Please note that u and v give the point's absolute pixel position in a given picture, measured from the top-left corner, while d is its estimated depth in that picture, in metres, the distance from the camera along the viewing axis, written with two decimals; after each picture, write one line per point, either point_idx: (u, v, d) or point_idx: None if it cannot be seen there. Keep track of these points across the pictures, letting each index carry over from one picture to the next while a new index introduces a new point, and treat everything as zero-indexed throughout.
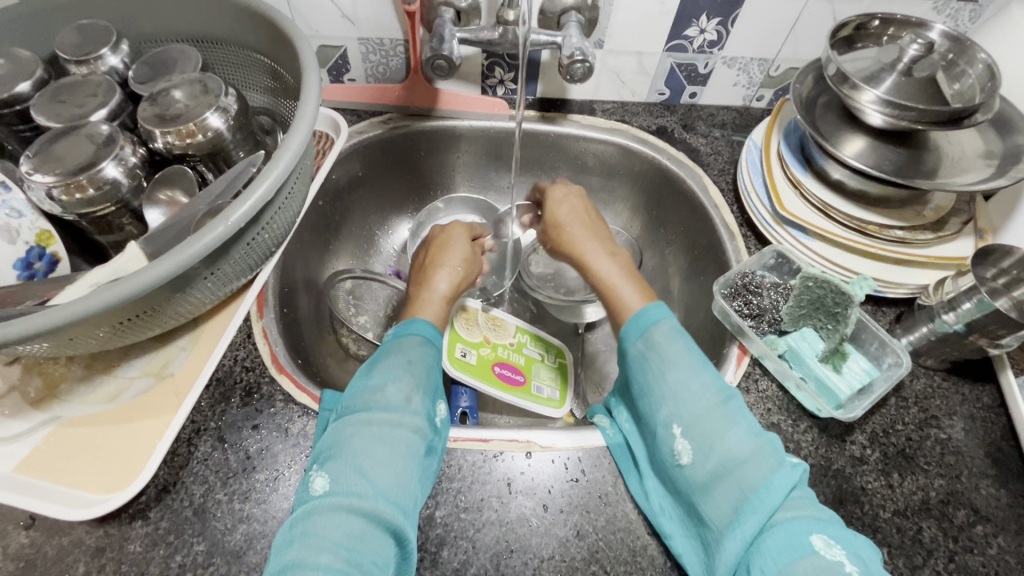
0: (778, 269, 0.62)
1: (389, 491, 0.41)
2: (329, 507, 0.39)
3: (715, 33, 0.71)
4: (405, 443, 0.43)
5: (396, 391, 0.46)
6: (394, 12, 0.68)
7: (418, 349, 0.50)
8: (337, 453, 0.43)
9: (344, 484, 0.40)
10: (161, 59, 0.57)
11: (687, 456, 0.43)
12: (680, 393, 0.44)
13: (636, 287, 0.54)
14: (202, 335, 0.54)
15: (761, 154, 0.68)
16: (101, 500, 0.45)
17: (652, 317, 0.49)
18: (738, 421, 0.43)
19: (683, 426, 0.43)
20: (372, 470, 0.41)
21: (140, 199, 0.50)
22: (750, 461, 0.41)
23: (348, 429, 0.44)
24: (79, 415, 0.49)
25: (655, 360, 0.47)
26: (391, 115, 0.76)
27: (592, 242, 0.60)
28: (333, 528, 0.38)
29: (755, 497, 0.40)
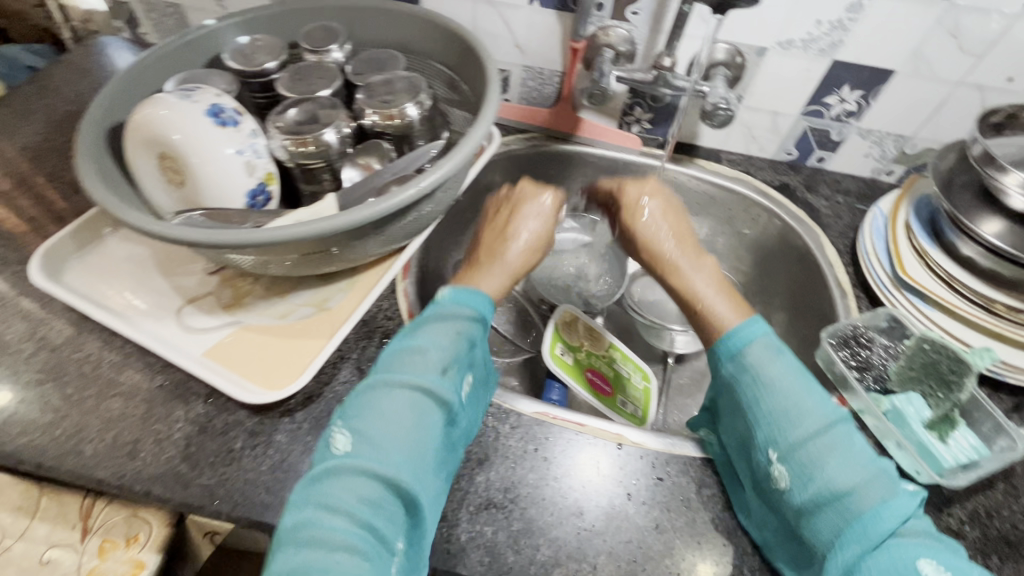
0: (890, 333, 0.62)
1: (408, 461, 0.44)
2: (349, 469, 0.43)
3: (855, 104, 0.74)
4: (427, 417, 0.46)
5: (429, 359, 0.48)
6: (560, 47, 0.78)
7: (461, 321, 0.50)
8: (361, 415, 0.45)
9: (365, 447, 0.44)
10: (375, 59, 0.70)
11: (785, 481, 0.45)
12: (781, 418, 0.46)
13: (731, 301, 0.53)
14: (358, 282, 0.63)
15: (886, 222, 0.69)
16: (264, 392, 0.54)
17: (743, 338, 0.50)
18: (848, 450, 0.44)
19: (780, 452, 0.45)
20: (394, 438, 0.44)
21: (342, 161, 0.62)
22: (861, 488, 0.42)
23: (380, 390, 0.46)
24: (255, 323, 0.60)
25: (752, 380, 0.48)
26: (534, 134, 0.86)
27: (682, 262, 0.58)
28: (352, 489, 0.42)
29: (857, 524, 0.41)
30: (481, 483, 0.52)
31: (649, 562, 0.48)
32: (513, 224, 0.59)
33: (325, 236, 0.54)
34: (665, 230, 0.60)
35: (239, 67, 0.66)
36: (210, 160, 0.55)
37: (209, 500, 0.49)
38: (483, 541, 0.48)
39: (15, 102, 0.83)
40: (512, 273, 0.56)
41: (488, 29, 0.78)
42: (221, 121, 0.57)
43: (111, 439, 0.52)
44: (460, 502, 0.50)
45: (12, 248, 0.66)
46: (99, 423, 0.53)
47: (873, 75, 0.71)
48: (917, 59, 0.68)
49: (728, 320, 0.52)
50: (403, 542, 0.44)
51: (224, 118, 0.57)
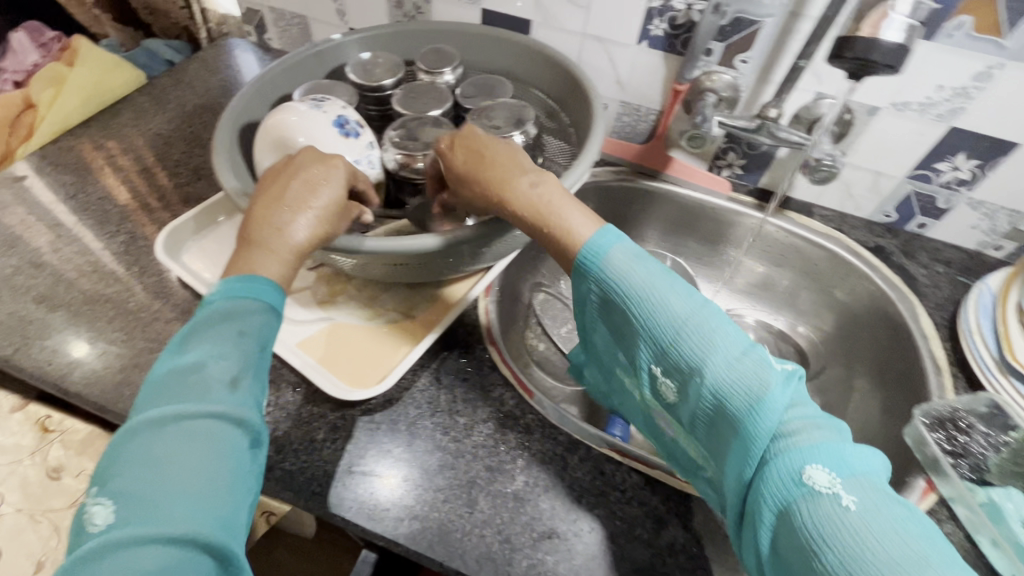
0: (989, 419, 0.58)
1: (196, 502, 0.37)
2: (115, 541, 0.34)
3: (969, 173, 0.71)
4: (223, 442, 0.40)
5: (220, 370, 0.42)
6: (662, 86, 0.79)
7: (244, 312, 0.44)
8: (127, 471, 0.37)
9: (133, 502, 0.36)
10: (484, 84, 0.73)
11: (672, 394, 0.47)
12: (654, 327, 0.46)
13: (581, 210, 0.51)
14: (444, 295, 0.66)
15: (995, 301, 0.66)
16: (348, 390, 0.57)
17: (602, 249, 0.49)
18: (720, 348, 0.43)
19: (665, 368, 0.46)
20: (174, 477, 0.37)
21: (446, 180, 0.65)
22: (737, 392, 0.42)
23: (151, 431, 0.39)
24: (345, 321, 0.63)
25: (626, 291, 0.48)
26: (622, 168, 0.87)
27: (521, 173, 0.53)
28: (132, 565, 0.34)
29: (744, 429, 0.41)
30: (545, 510, 0.52)
31: None
32: (298, 194, 0.50)
33: (425, 252, 0.57)
34: (523, 158, 0.54)
35: (360, 81, 0.71)
36: None
37: (289, 484, 0.52)
38: (544, 570, 0.48)
39: (153, 91, 0.92)
40: (295, 254, 0.49)
41: (593, 63, 0.80)
42: (345, 132, 0.61)
43: None
44: (523, 526, 0.51)
45: (139, 224, 0.73)
46: None
47: (994, 147, 0.68)
48: None
49: (578, 238, 0.50)
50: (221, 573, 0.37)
51: (347, 129, 0.61)
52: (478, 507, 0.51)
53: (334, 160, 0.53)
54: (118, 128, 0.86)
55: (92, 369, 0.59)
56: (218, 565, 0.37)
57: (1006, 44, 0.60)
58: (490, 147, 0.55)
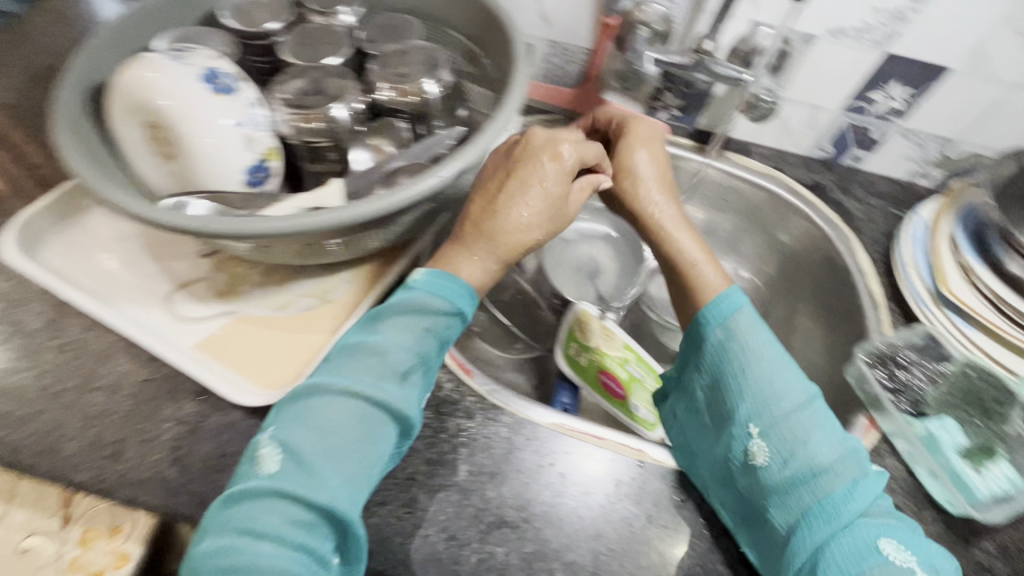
0: (924, 351, 0.59)
1: (348, 484, 0.39)
2: (273, 493, 0.37)
3: (902, 102, 0.70)
4: (378, 431, 0.41)
5: (398, 359, 0.43)
6: (590, 22, 0.72)
7: (442, 312, 0.45)
8: (300, 426, 0.40)
9: (296, 464, 0.38)
10: (389, 25, 0.63)
11: (762, 457, 0.45)
12: (765, 393, 0.47)
13: (714, 267, 0.56)
14: (364, 273, 0.59)
15: (927, 233, 0.66)
16: (260, 394, 0.50)
17: (734, 301, 0.51)
18: (820, 425, 0.45)
19: (761, 427, 0.46)
20: (333, 458, 0.39)
21: (351, 141, 0.55)
22: (828, 468, 0.43)
23: (325, 398, 0.41)
24: (252, 314, 0.55)
25: (738, 350, 0.49)
26: (555, 116, 0.81)
27: (681, 226, 0.59)
28: (263, 522, 0.36)
29: (829, 503, 0.42)
30: (493, 499, 0.48)
31: None
32: (530, 190, 0.49)
33: (341, 228, 0.51)
34: (648, 168, 0.61)
35: (239, 27, 0.60)
36: (203, 132, 0.49)
37: (201, 507, 0.45)
38: (494, 563, 0.45)
39: None
40: (502, 255, 0.49)
41: None
42: (216, 87, 0.50)
43: (90, 437, 0.47)
44: (470, 520, 0.47)
45: None
46: (79, 420, 0.48)
47: (927, 73, 0.66)
48: (977, 57, 0.63)
49: (719, 283, 0.54)
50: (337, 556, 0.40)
51: (219, 84, 0.51)
52: (418, 506, 0.47)
53: (562, 162, 0.51)
54: None
55: None
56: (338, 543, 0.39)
57: None
58: (633, 162, 0.61)
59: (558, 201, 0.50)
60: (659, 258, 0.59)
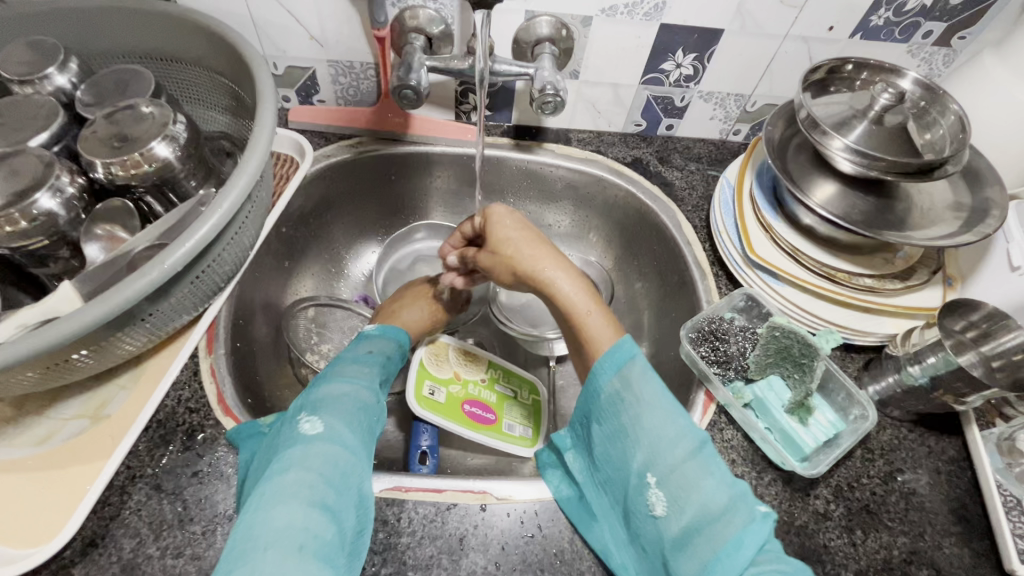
0: (747, 311, 0.60)
1: (363, 455, 0.44)
2: (325, 446, 0.42)
3: (692, 68, 0.70)
4: (375, 426, 0.48)
5: (376, 372, 0.53)
6: (364, 36, 0.66)
7: (396, 345, 0.58)
8: (327, 406, 0.46)
9: (335, 430, 0.43)
10: (112, 80, 0.54)
11: (661, 507, 0.42)
12: (654, 442, 0.43)
13: (605, 320, 0.49)
14: (144, 372, 0.51)
15: (734, 194, 0.67)
16: (21, 556, 0.42)
17: (626, 352, 0.45)
18: (711, 472, 0.42)
19: (657, 475, 0.42)
20: (357, 431, 0.45)
21: (79, 231, 0.47)
22: (719, 518, 0.40)
23: (342, 388, 0.48)
24: (3, 459, 0.46)
25: (628, 401, 0.44)
26: (360, 138, 0.74)
27: (559, 271, 0.52)
28: (316, 473, 0.39)
29: (724, 555, 0.38)
30: None
31: None
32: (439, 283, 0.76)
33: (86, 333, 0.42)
34: (511, 230, 0.55)
35: None
36: None
37: None
38: None
39: None
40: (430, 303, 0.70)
41: (271, 21, 0.64)
42: None
43: None
44: None
45: None
46: None
47: (703, 37, 0.66)
48: (742, 16, 0.64)
49: (610, 337, 0.48)
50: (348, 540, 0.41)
51: None
52: None
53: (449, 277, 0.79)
54: None
55: None
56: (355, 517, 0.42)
57: None
58: (501, 232, 0.55)
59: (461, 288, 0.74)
60: (558, 319, 0.52)
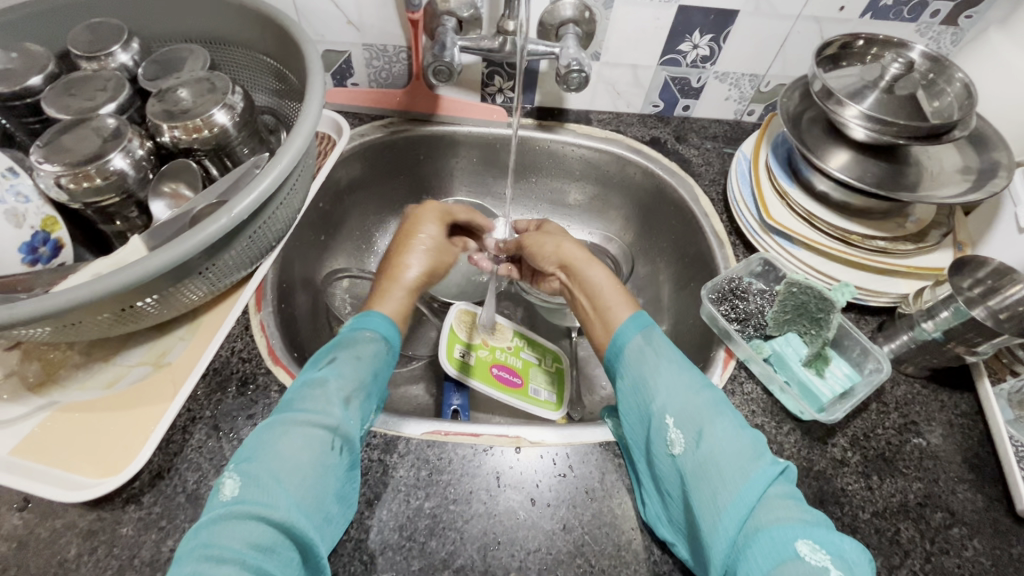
0: (765, 276, 0.64)
1: (305, 501, 0.39)
2: (241, 512, 0.37)
3: (708, 48, 0.73)
4: (332, 460, 0.42)
5: (339, 387, 0.46)
6: (398, 20, 0.70)
7: (371, 346, 0.51)
8: (259, 456, 0.41)
9: (258, 488, 0.38)
10: (170, 58, 0.58)
11: (679, 446, 0.44)
12: (670, 388, 0.47)
13: (624, 297, 0.58)
14: (200, 325, 0.55)
15: (750, 166, 0.70)
16: (95, 484, 0.45)
17: (643, 323, 0.53)
18: (723, 413, 0.45)
19: (676, 416, 0.45)
20: (291, 479, 0.39)
21: (146, 191, 0.52)
22: (730, 458, 0.42)
23: (280, 428, 0.42)
24: (76, 400, 0.50)
25: (649, 356, 0.50)
26: (391, 119, 0.78)
27: (591, 263, 0.63)
28: (226, 547, 0.35)
29: (737, 492, 0.40)
30: (373, 527, 0.47)
31: (560, 566, 0.46)
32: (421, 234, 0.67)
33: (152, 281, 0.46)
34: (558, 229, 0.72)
35: None
36: None
37: None
38: None
39: None
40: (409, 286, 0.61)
41: (312, 7, 0.68)
42: None
43: None
44: (351, 554, 0.45)
45: None
46: None
47: (720, 18, 0.70)
48: None
49: (629, 308, 0.56)
50: None
51: None
52: None
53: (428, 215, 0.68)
54: None
55: None
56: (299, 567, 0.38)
57: None
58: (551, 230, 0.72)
59: (440, 247, 0.66)
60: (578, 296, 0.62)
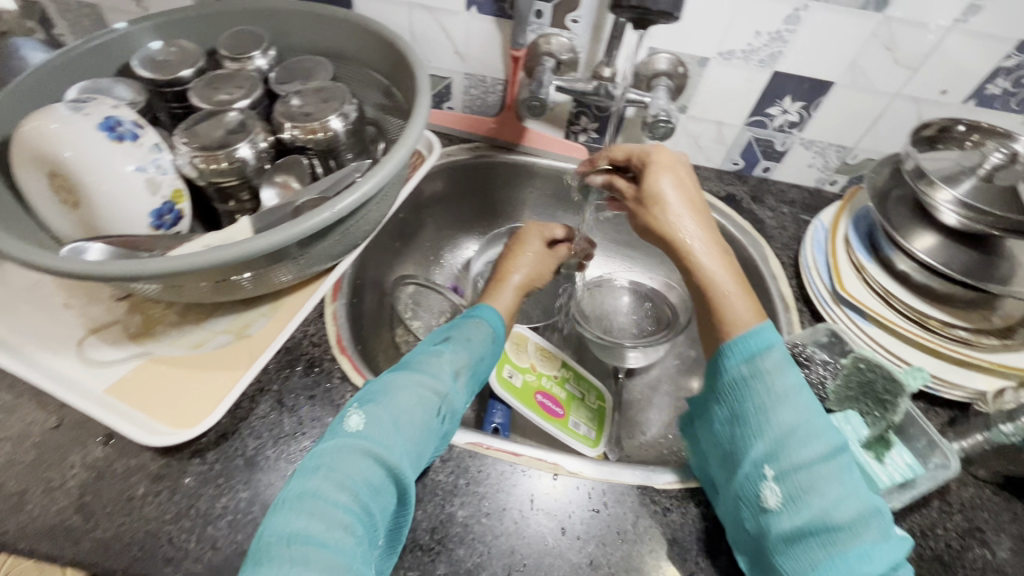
0: (830, 347, 0.61)
1: (410, 456, 0.44)
2: (356, 447, 0.42)
3: (797, 115, 0.74)
4: (436, 426, 0.47)
5: (451, 362, 0.50)
6: (501, 55, 0.75)
7: (481, 332, 0.55)
8: (380, 401, 0.46)
9: (378, 431, 0.43)
10: (299, 67, 0.66)
11: (775, 499, 0.43)
12: (784, 437, 0.44)
13: (745, 300, 0.50)
14: (282, 305, 0.60)
15: (827, 235, 0.70)
16: (170, 433, 0.50)
17: (765, 339, 0.47)
18: (844, 482, 0.42)
19: (777, 470, 0.43)
20: (405, 431, 0.44)
21: (260, 179, 0.58)
22: (842, 528, 0.40)
23: (402, 383, 0.47)
24: (166, 354, 0.55)
25: (760, 390, 0.46)
26: (478, 144, 0.83)
27: (708, 248, 0.53)
28: (346, 480, 0.40)
29: (841, 558, 0.40)
30: (408, 523, 0.49)
31: None
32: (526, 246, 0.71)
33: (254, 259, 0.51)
34: (676, 198, 0.55)
35: (153, 76, 0.61)
36: (105, 179, 0.50)
37: (104, 554, 0.45)
38: None
39: None
40: (519, 289, 0.65)
41: (425, 35, 0.75)
42: (116, 135, 0.52)
43: None
44: None
45: None
46: None
47: (814, 87, 0.70)
48: (855, 72, 0.68)
49: (750, 318, 0.49)
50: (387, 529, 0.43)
51: (121, 132, 0.52)
52: None
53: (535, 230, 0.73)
54: None
55: None
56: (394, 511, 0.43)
57: None
58: (658, 189, 0.56)
59: (542, 260, 0.70)
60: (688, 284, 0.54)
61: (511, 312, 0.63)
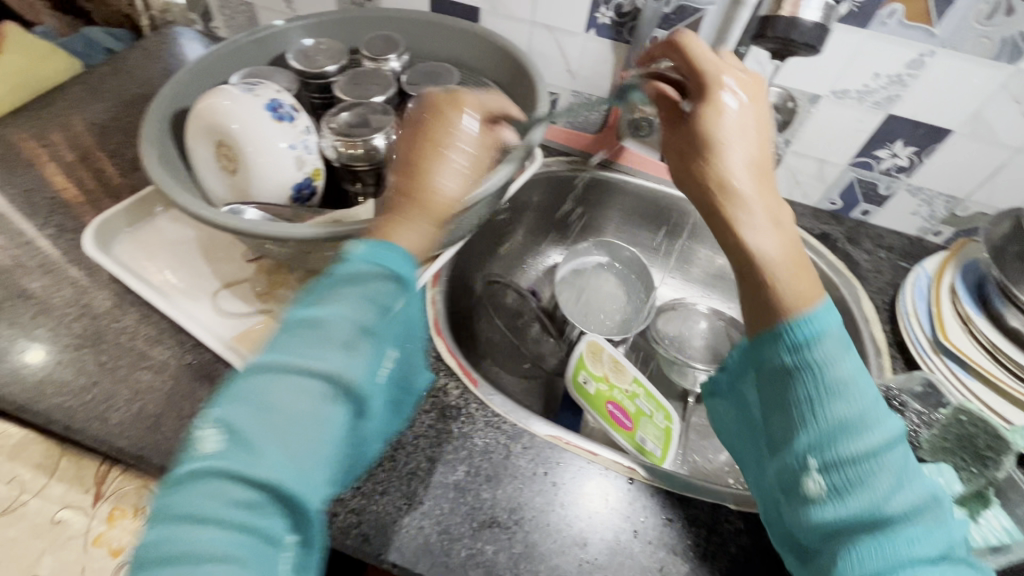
0: (924, 398, 0.59)
1: (289, 463, 0.36)
2: (211, 476, 0.34)
3: (907, 160, 0.73)
4: (326, 418, 0.37)
5: (340, 331, 0.38)
6: (611, 76, 0.79)
7: (379, 279, 0.40)
8: (239, 406, 0.36)
9: (237, 448, 0.35)
10: (431, 71, 0.72)
11: (816, 486, 0.42)
12: (830, 429, 0.42)
13: (797, 282, 0.46)
14: None
15: (930, 283, 0.68)
16: None
17: (821, 322, 0.44)
18: (896, 471, 0.41)
19: (820, 461, 0.42)
20: (276, 438, 0.36)
21: (388, 167, 0.64)
22: (891, 516, 0.40)
23: (266, 379, 0.37)
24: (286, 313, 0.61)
25: (807, 380, 0.43)
26: (575, 158, 0.87)
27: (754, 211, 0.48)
28: (209, 509, 0.34)
29: (885, 545, 0.39)
30: (488, 500, 0.51)
31: None
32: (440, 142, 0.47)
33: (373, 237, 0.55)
34: (741, 156, 0.49)
35: (304, 68, 0.69)
36: (262, 152, 0.57)
37: None
38: (483, 559, 0.48)
39: (89, 82, 0.88)
40: (437, 219, 0.45)
41: (542, 51, 0.80)
42: (278, 116, 0.59)
43: (136, 410, 0.54)
44: (463, 517, 0.50)
45: (68, 216, 0.70)
46: (129, 393, 0.55)
47: (929, 133, 0.69)
48: (976, 122, 0.67)
49: (800, 303, 0.45)
50: (296, 535, 0.38)
51: (281, 113, 0.59)
52: (417, 500, 0.51)
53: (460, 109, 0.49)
54: (54, 117, 0.83)
55: (28, 374, 0.56)
56: (296, 524, 0.37)
57: (934, 32, 0.61)
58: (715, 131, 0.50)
59: (476, 161, 0.49)
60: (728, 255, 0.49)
61: (426, 249, 0.44)
